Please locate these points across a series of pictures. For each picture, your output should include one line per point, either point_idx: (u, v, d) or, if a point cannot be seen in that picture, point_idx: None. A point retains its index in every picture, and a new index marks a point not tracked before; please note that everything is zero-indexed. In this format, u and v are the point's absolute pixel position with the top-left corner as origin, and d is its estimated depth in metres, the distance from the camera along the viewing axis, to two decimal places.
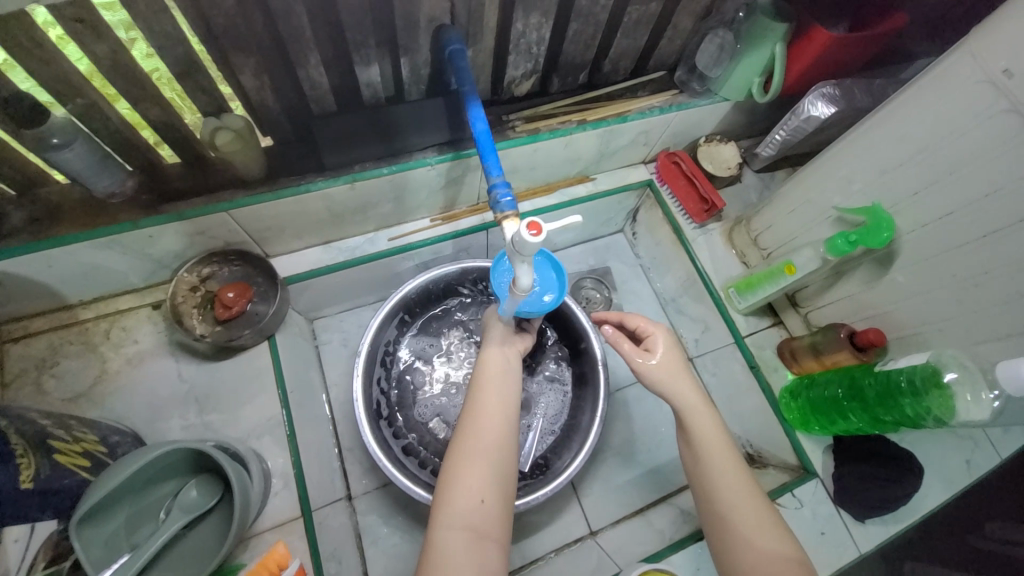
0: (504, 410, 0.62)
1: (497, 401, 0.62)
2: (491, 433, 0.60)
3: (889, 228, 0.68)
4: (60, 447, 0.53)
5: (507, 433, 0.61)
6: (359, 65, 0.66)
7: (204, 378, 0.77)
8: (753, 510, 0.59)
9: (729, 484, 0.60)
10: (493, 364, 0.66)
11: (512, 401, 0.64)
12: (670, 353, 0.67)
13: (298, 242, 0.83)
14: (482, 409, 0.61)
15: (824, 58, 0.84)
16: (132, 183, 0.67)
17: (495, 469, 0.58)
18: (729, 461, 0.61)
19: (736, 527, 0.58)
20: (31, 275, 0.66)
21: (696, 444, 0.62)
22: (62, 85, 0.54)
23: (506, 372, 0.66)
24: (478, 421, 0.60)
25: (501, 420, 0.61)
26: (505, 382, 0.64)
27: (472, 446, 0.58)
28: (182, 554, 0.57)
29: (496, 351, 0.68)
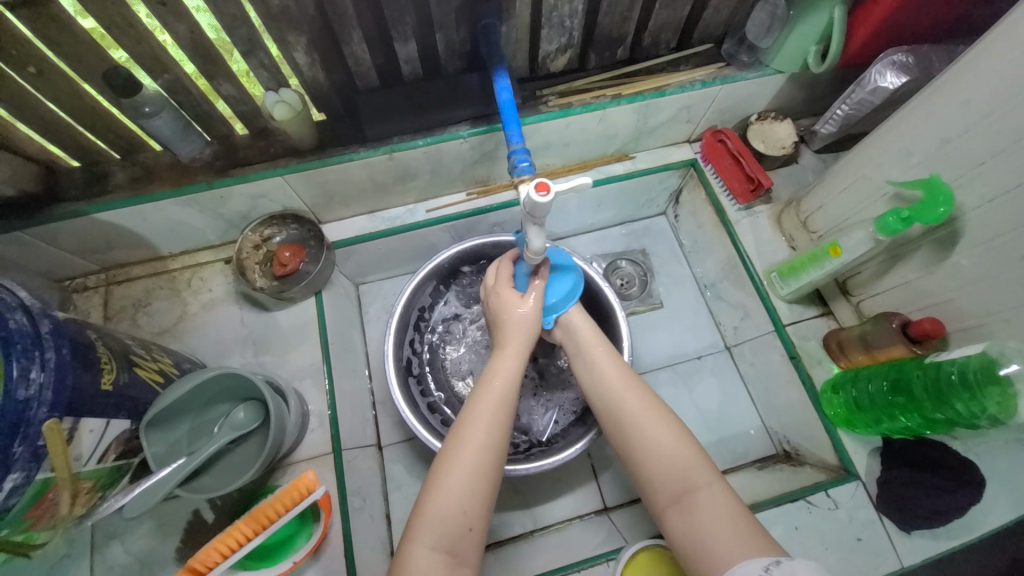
0: (496, 422, 0.62)
1: (493, 416, 0.62)
2: (479, 449, 0.60)
3: (947, 203, 0.61)
4: (140, 363, 0.64)
5: (496, 451, 0.61)
6: (398, 42, 0.71)
7: (261, 326, 0.89)
8: (656, 424, 0.62)
9: (654, 432, 0.61)
10: (495, 377, 0.65)
11: (509, 414, 0.64)
12: (584, 313, 0.75)
13: (345, 210, 0.92)
14: (469, 427, 0.62)
15: (893, 22, 0.76)
16: (209, 151, 0.78)
17: (480, 487, 0.59)
18: (628, 383, 0.67)
19: (643, 436, 0.62)
20: (132, 226, 0.80)
21: (600, 371, 0.69)
22: (154, 62, 0.65)
23: (507, 384, 0.65)
24: (468, 433, 0.61)
25: (491, 434, 0.61)
26: (502, 399, 0.64)
27: (458, 460, 0.59)
28: (229, 464, 0.68)
29: (506, 362, 0.67)
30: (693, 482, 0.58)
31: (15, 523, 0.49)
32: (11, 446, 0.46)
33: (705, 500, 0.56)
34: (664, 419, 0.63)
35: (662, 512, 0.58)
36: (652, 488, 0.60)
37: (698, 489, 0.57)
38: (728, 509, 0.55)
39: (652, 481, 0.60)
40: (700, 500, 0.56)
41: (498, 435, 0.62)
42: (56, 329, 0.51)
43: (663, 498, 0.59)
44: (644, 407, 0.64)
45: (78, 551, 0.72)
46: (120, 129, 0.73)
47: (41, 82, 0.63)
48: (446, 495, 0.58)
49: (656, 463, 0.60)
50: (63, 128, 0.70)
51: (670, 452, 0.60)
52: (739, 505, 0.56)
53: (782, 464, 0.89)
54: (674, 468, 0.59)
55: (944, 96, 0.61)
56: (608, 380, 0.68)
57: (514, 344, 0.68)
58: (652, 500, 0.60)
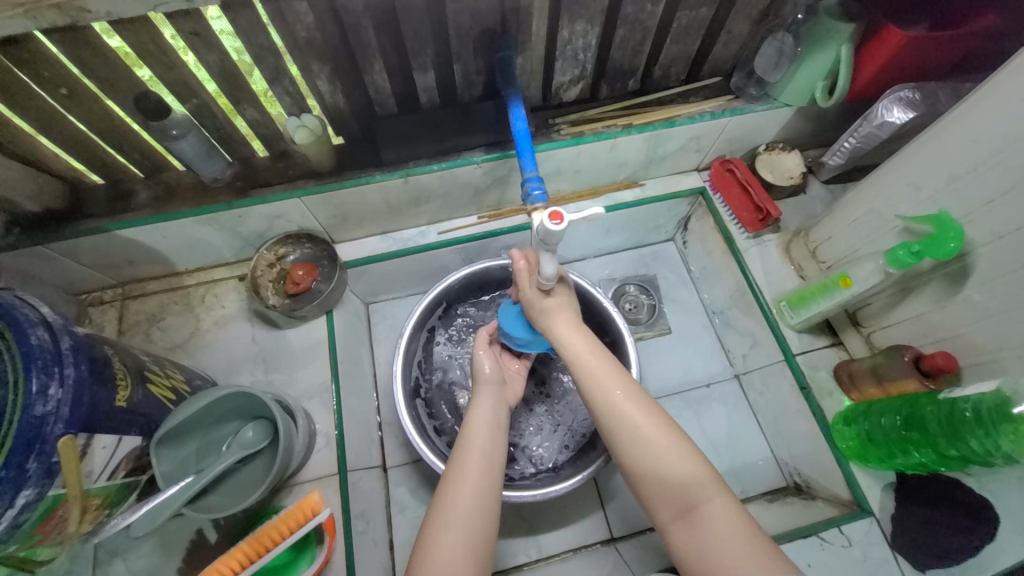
0: (486, 470, 0.65)
1: (480, 466, 0.65)
2: (469, 504, 0.62)
3: (957, 238, 0.62)
4: (153, 379, 0.65)
5: (487, 503, 0.63)
6: (417, 72, 0.74)
7: (271, 343, 0.89)
8: (659, 439, 0.60)
9: (651, 440, 0.60)
10: (477, 431, 0.68)
11: (496, 463, 0.67)
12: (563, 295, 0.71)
13: (359, 231, 0.94)
14: (462, 475, 0.64)
15: (899, 60, 0.78)
16: (231, 172, 0.80)
17: (473, 543, 0.59)
18: (623, 390, 0.63)
19: (641, 449, 0.60)
20: (150, 243, 0.82)
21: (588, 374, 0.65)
22: (184, 88, 0.68)
23: (489, 436, 0.68)
24: (454, 486, 0.63)
25: (481, 486, 0.63)
26: (489, 445, 0.67)
27: (451, 517, 0.60)
28: (235, 483, 0.68)
29: (485, 411, 0.71)
30: (696, 497, 0.56)
31: (23, 538, 0.50)
32: (25, 462, 0.46)
33: (709, 516, 0.55)
34: (661, 429, 0.61)
35: (667, 527, 0.57)
36: (653, 502, 0.58)
37: (700, 504, 0.56)
38: (734, 527, 0.54)
39: (654, 496, 0.58)
40: (704, 517, 0.55)
41: (487, 487, 0.63)
42: (76, 345, 0.52)
43: (665, 514, 0.57)
44: (642, 419, 0.61)
45: (78, 569, 0.72)
46: (145, 149, 0.76)
47: (74, 103, 0.66)
48: (441, 552, 0.58)
49: (654, 477, 0.58)
50: (91, 147, 0.73)
51: (669, 467, 0.58)
52: (745, 516, 0.55)
53: (793, 497, 0.87)
54: (675, 483, 0.57)
55: (952, 134, 0.62)
56: (601, 386, 0.64)
57: (489, 397, 0.73)
58: (655, 513, 0.59)
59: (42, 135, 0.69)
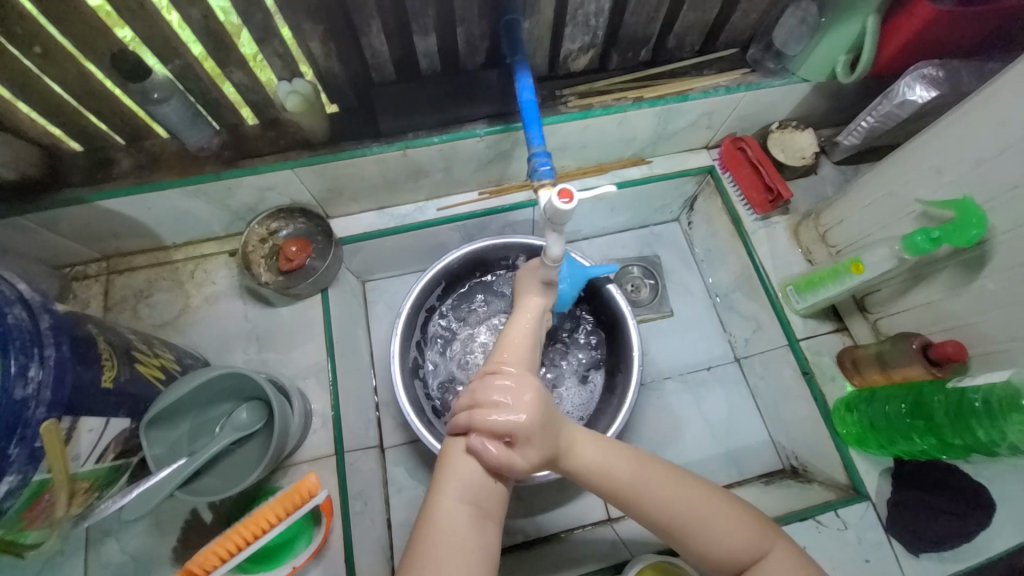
0: (524, 378, 0.63)
1: (517, 372, 0.63)
2: (505, 403, 0.60)
3: (980, 225, 0.59)
4: (142, 359, 0.62)
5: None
6: (417, 35, 0.69)
7: (265, 321, 0.87)
8: (714, 511, 0.57)
9: (699, 504, 0.57)
10: (517, 341, 0.66)
11: (534, 372, 0.65)
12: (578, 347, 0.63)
13: (354, 206, 0.90)
14: (497, 382, 0.62)
15: (926, 34, 0.74)
16: (218, 141, 0.75)
17: (507, 443, 0.58)
18: (669, 473, 0.59)
19: (701, 530, 0.56)
20: (134, 215, 0.77)
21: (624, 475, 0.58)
22: (165, 47, 0.63)
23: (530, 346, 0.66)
24: (491, 392, 0.61)
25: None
26: (526, 353, 0.66)
27: (487, 425, 0.59)
28: (230, 465, 0.67)
29: (520, 321, 0.69)
30: (756, 555, 0.56)
31: (10, 523, 0.49)
32: (7, 448, 0.44)
33: (770, 570, 0.56)
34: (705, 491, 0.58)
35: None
36: (714, 570, 0.57)
37: (759, 560, 0.56)
38: (792, 569, 0.56)
39: (714, 564, 0.57)
40: (764, 568, 0.56)
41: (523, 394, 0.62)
42: (56, 325, 0.49)
43: (728, 572, 0.57)
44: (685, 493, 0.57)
45: (70, 548, 0.71)
46: (125, 114, 0.71)
47: (45, 62, 0.61)
48: (475, 449, 0.57)
49: (716, 551, 0.56)
50: (67, 111, 0.68)
51: (730, 541, 0.56)
52: (798, 551, 0.58)
53: (790, 480, 0.88)
54: (736, 552, 0.56)
55: (981, 115, 0.60)
56: (646, 488, 0.57)
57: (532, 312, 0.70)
58: (712, 575, 0.58)
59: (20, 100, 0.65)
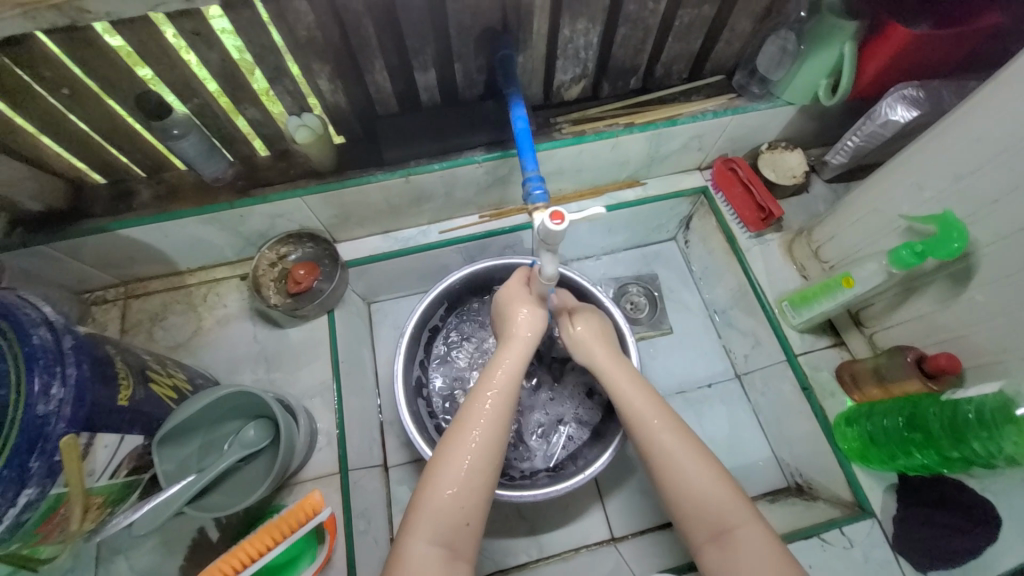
0: (501, 416, 0.63)
1: (493, 415, 0.62)
2: (478, 448, 0.60)
3: (961, 237, 0.61)
4: (155, 379, 0.65)
5: (492, 454, 0.61)
6: (417, 71, 0.74)
7: (273, 342, 0.90)
8: (693, 463, 0.60)
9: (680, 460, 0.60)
10: (496, 378, 0.65)
11: (511, 408, 0.64)
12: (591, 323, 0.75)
13: (360, 230, 0.94)
14: (471, 419, 0.62)
15: (903, 59, 0.77)
16: (232, 171, 0.80)
17: (479, 491, 0.59)
18: (659, 418, 0.64)
19: (679, 473, 0.60)
20: (152, 242, 0.82)
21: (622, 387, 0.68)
22: (186, 88, 0.68)
23: (511, 381, 0.66)
24: (466, 429, 0.61)
25: (491, 427, 0.62)
26: (506, 389, 0.65)
27: (456, 481, 0.58)
28: (237, 482, 0.69)
29: (505, 355, 0.68)
30: (727, 519, 0.57)
31: (27, 536, 0.51)
32: (28, 461, 0.47)
33: (741, 542, 0.56)
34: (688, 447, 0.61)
35: (700, 551, 0.58)
36: (687, 524, 0.59)
37: (733, 528, 0.56)
38: (765, 551, 0.54)
39: (687, 518, 0.59)
40: (736, 541, 0.56)
41: (494, 438, 0.61)
42: (78, 345, 0.52)
43: (699, 536, 0.58)
44: (670, 437, 0.62)
45: (79, 568, 0.72)
46: (146, 148, 0.76)
47: (75, 103, 0.66)
48: (445, 495, 0.58)
49: (689, 503, 0.58)
50: (93, 147, 0.73)
51: (704, 494, 0.58)
52: (774, 538, 0.56)
53: (795, 497, 0.87)
54: (709, 509, 0.58)
55: (956, 134, 0.62)
56: (638, 417, 0.65)
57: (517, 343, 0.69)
58: (688, 535, 0.59)
59: (43, 135, 0.69)
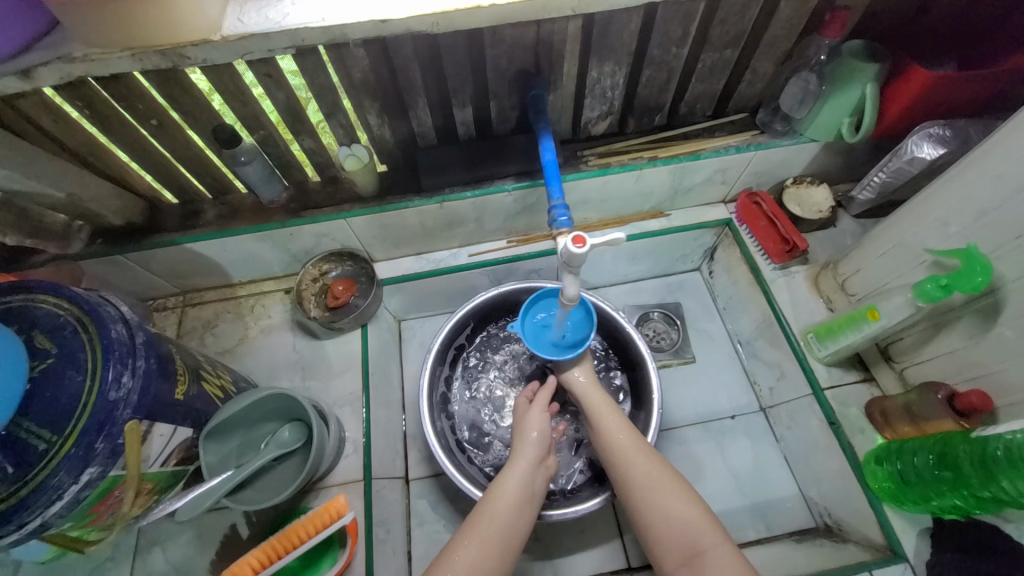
0: (505, 530, 0.65)
1: (498, 533, 0.64)
2: (482, 548, 0.63)
3: (985, 271, 0.61)
4: (207, 378, 0.71)
5: (500, 556, 0.63)
6: (456, 108, 0.81)
7: (310, 352, 0.96)
8: (667, 486, 0.66)
9: (654, 483, 0.67)
10: (503, 490, 0.68)
11: (517, 532, 0.66)
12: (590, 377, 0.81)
13: (396, 251, 1.00)
14: (480, 528, 0.65)
15: (926, 100, 0.79)
16: (286, 194, 0.89)
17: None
18: (644, 451, 0.71)
19: (658, 500, 0.65)
20: (211, 256, 0.91)
21: (605, 425, 0.75)
22: (253, 121, 0.77)
23: (518, 494, 0.68)
24: (473, 537, 0.64)
25: (494, 532, 0.64)
26: (516, 512, 0.67)
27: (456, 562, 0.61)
28: (271, 480, 0.73)
29: (516, 479, 0.69)
30: (702, 544, 0.61)
31: (82, 514, 0.55)
32: (94, 442, 0.52)
33: (714, 564, 0.59)
34: (670, 480, 0.67)
35: (672, 573, 0.62)
36: (661, 546, 0.63)
37: (704, 551, 0.61)
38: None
39: (662, 542, 0.63)
40: (707, 563, 0.60)
41: (504, 546, 0.64)
42: (147, 341, 0.59)
43: (673, 560, 0.62)
44: (649, 468, 0.68)
45: (120, 555, 0.77)
46: (215, 173, 0.86)
47: (160, 132, 0.76)
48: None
49: (664, 526, 0.63)
50: (170, 171, 0.83)
51: (677, 515, 0.64)
52: (748, 570, 0.59)
53: (823, 538, 0.83)
54: (682, 530, 0.62)
55: (977, 172, 0.63)
56: (620, 452, 0.71)
57: (526, 461, 0.72)
58: (661, 561, 0.63)
59: (119, 151, 0.78)
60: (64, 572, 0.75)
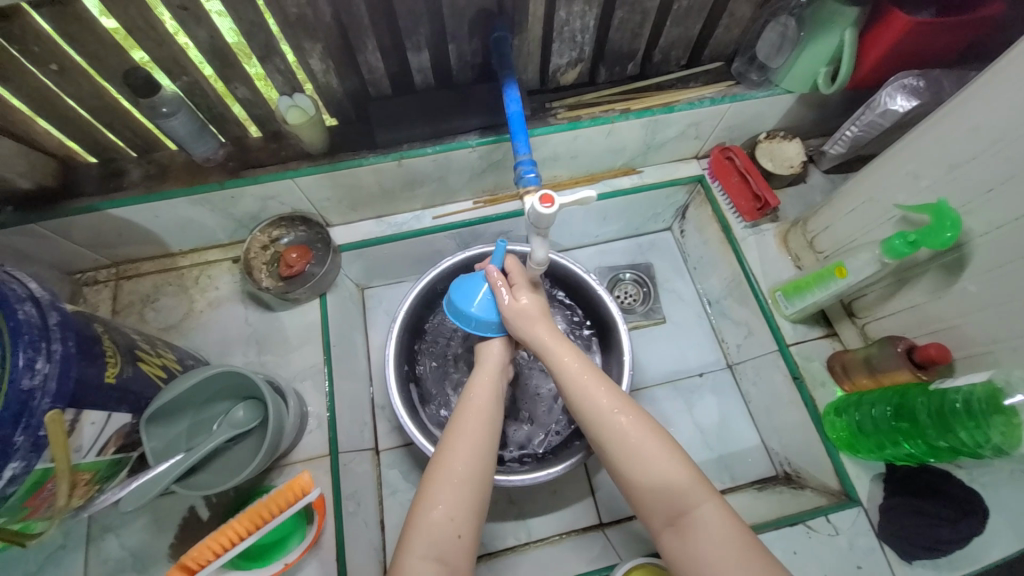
0: (482, 441, 0.63)
1: (472, 444, 0.62)
2: (473, 447, 0.62)
3: (955, 228, 0.61)
4: (143, 357, 0.65)
5: (485, 458, 0.62)
6: (411, 52, 0.73)
7: (265, 325, 0.90)
8: (646, 441, 0.59)
9: (630, 437, 0.59)
10: (476, 399, 0.66)
11: (491, 434, 0.64)
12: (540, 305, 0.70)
13: (353, 214, 0.93)
14: (456, 445, 0.62)
15: (904, 47, 0.76)
16: (223, 152, 0.79)
17: (472, 501, 0.59)
18: (617, 403, 0.62)
19: (634, 457, 0.58)
20: (143, 223, 0.81)
21: (571, 378, 0.65)
22: (173, 64, 0.67)
23: (488, 392, 0.68)
24: (452, 455, 0.61)
25: (475, 435, 0.63)
26: (484, 417, 0.65)
27: (445, 476, 0.59)
28: (226, 462, 0.69)
29: (485, 380, 0.69)
30: (686, 502, 0.55)
31: (13, 511, 0.50)
32: (12, 435, 0.46)
33: (698, 523, 0.54)
34: (649, 436, 0.59)
35: (659, 533, 0.57)
36: (644, 507, 0.57)
37: (690, 510, 0.55)
38: (723, 532, 0.53)
39: (644, 502, 0.57)
40: (694, 523, 0.54)
41: (486, 446, 0.63)
42: (64, 321, 0.52)
43: (658, 519, 0.57)
44: (626, 422, 0.60)
45: (71, 544, 0.73)
46: (137, 128, 0.75)
47: (63, 80, 0.65)
48: (438, 510, 0.57)
49: (643, 484, 0.57)
50: (84, 126, 0.72)
51: (657, 472, 0.57)
52: (738, 523, 0.54)
53: (782, 486, 0.87)
54: (664, 488, 0.56)
55: (952, 123, 0.62)
56: (591, 405, 0.62)
57: (495, 363, 0.71)
58: (647, 520, 0.58)
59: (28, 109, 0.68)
60: (12, 564, 0.70)
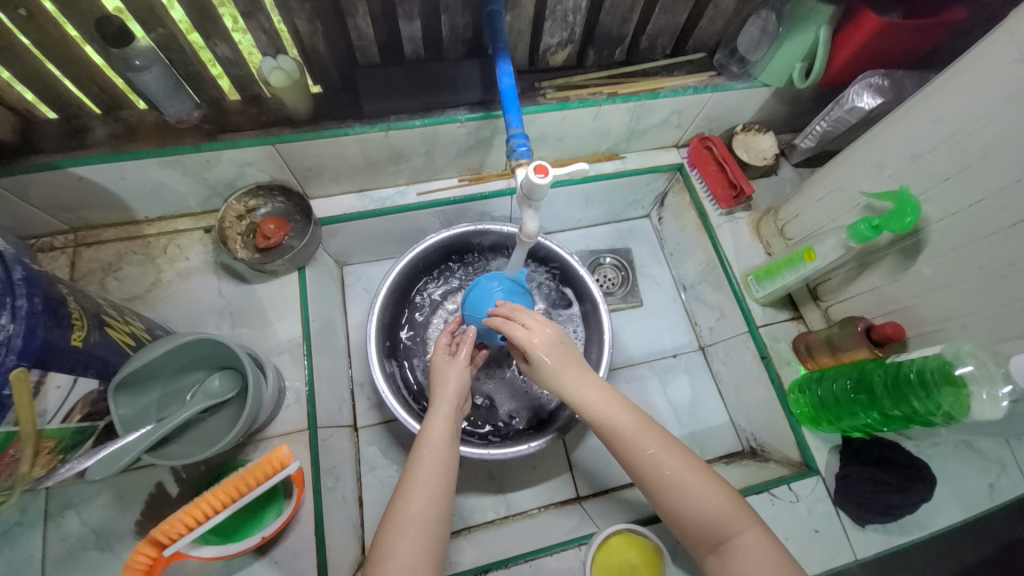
0: (436, 489, 0.60)
1: (427, 490, 0.59)
2: (426, 496, 0.59)
3: (914, 213, 0.66)
4: (112, 323, 0.62)
5: (439, 502, 0.60)
6: (402, 20, 0.71)
7: (239, 298, 0.86)
8: (683, 475, 0.60)
9: (668, 472, 0.60)
10: (431, 442, 0.63)
11: (447, 481, 0.62)
12: (554, 345, 0.66)
13: (334, 187, 0.91)
14: (412, 491, 0.59)
15: (873, 45, 0.80)
16: (198, 114, 0.75)
17: (429, 547, 0.57)
18: (655, 445, 0.61)
19: (682, 492, 0.59)
20: (108, 185, 0.77)
21: (599, 410, 0.63)
22: (147, 14, 0.63)
23: (443, 443, 0.64)
24: (406, 499, 0.59)
25: (433, 487, 0.60)
26: (439, 462, 0.62)
27: (401, 521, 0.57)
28: (200, 433, 0.66)
29: (439, 418, 0.66)
30: (731, 532, 0.57)
31: None
32: None
33: (744, 553, 0.56)
34: (695, 472, 0.60)
35: (705, 561, 0.59)
36: (690, 537, 0.59)
37: (733, 539, 0.57)
38: (769, 560, 0.55)
39: (691, 532, 0.59)
40: (738, 552, 0.56)
41: (441, 495, 0.60)
42: (29, 277, 0.48)
43: (704, 548, 0.59)
44: (666, 459, 0.60)
45: (26, 521, 0.68)
46: (104, 82, 0.70)
47: (25, 24, 0.60)
48: (392, 564, 0.54)
49: (693, 517, 0.59)
50: (45, 77, 0.67)
51: (707, 508, 0.58)
52: (778, 549, 0.56)
53: (748, 459, 0.92)
54: (712, 522, 0.58)
55: (916, 116, 0.66)
56: (633, 444, 0.61)
57: (446, 405, 0.67)
58: (692, 547, 0.60)
59: None
60: None
